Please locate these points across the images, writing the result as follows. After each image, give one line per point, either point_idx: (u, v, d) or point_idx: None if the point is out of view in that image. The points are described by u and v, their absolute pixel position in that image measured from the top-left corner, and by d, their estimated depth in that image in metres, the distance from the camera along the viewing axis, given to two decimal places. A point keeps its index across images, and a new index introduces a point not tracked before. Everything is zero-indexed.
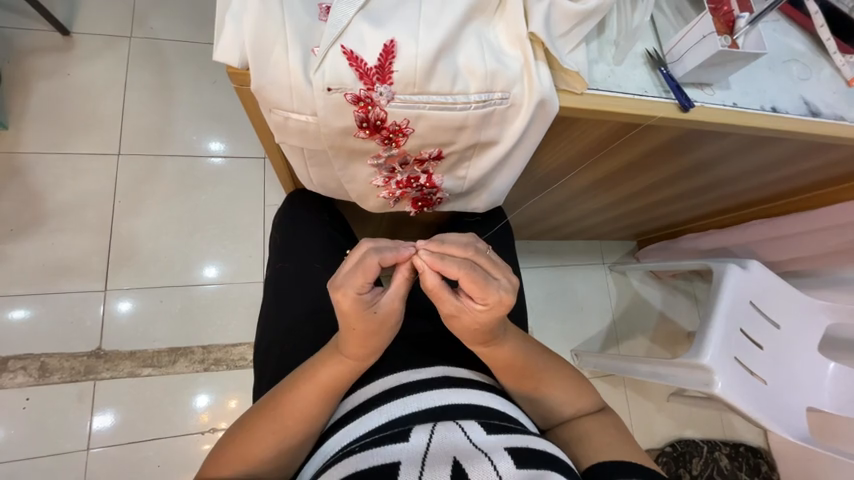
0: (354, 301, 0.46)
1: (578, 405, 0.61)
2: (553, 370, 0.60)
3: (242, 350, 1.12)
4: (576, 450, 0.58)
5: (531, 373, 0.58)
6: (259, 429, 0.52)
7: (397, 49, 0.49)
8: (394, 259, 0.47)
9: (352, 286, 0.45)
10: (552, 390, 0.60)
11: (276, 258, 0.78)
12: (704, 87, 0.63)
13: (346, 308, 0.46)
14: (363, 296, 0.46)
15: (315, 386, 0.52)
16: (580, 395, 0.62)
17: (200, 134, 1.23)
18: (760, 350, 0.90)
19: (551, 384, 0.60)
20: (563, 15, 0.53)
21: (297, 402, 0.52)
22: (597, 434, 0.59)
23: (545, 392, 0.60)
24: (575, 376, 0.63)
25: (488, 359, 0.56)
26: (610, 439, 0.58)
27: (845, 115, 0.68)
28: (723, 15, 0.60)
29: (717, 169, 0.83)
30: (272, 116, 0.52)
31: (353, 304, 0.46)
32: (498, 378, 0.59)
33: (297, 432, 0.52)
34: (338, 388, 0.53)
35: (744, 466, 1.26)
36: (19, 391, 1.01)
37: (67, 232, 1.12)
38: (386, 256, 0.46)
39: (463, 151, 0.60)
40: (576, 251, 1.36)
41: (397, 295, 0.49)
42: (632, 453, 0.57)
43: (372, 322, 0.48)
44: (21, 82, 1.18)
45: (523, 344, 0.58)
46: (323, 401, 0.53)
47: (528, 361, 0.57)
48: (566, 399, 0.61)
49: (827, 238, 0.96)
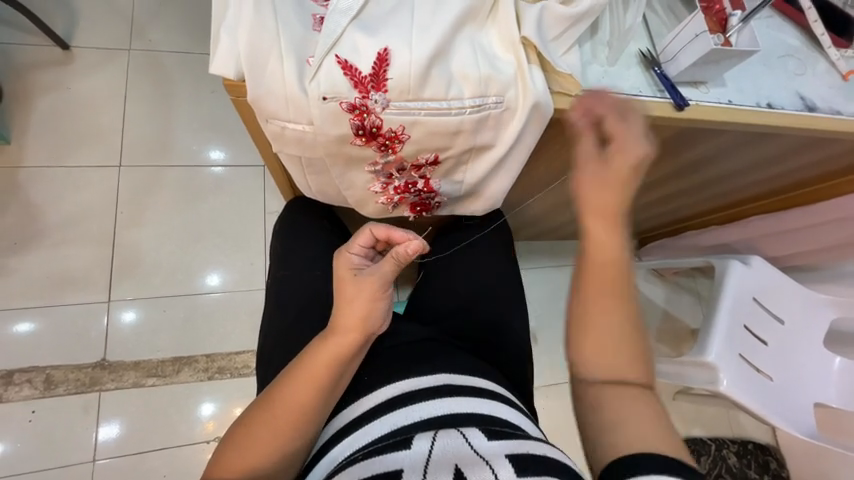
0: (346, 262, 0.57)
1: (617, 364, 0.53)
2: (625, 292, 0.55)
3: (245, 357, 1.12)
4: (606, 425, 0.50)
5: (611, 267, 0.55)
6: (251, 434, 0.52)
7: (391, 56, 0.49)
8: (385, 232, 0.56)
9: (350, 246, 0.58)
10: (602, 311, 0.54)
11: (276, 265, 0.78)
12: (699, 85, 0.64)
13: (340, 271, 0.57)
14: (354, 259, 0.57)
15: (303, 381, 0.53)
16: (620, 353, 0.53)
17: (201, 143, 1.24)
18: (765, 346, 0.90)
19: (597, 297, 0.54)
20: (556, 19, 0.54)
21: (292, 399, 0.53)
22: (633, 413, 0.50)
23: (589, 317, 0.54)
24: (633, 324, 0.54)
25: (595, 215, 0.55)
26: (648, 419, 0.49)
27: (843, 109, 0.68)
28: (715, 13, 0.59)
29: (717, 166, 0.82)
30: (270, 126, 0.52)
31: (345, 263, 0.57)
32: (584, 259, 0.56)
33: (286, 429, 0.52)
34: (328, 381, 0.54)
35: (753, 463, 1.26)
36: (25, 404, 1.02)
37: (70, 243, 1.13)
38: (377, 226, 0.56)
39: (459, 156, 0.60)
40: (578, 250, 1.35)
41: (382, 271, 0.54)
42: (659, 435, 0.48)
43: (361, 288, 0.55)
44: (23, 96, 1.19)
45: (619, 237, 0.55)
46: (314, 397, 0.53)
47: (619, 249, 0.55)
48: (604, 346, 0.53)
49: (834, 231, 0.95)
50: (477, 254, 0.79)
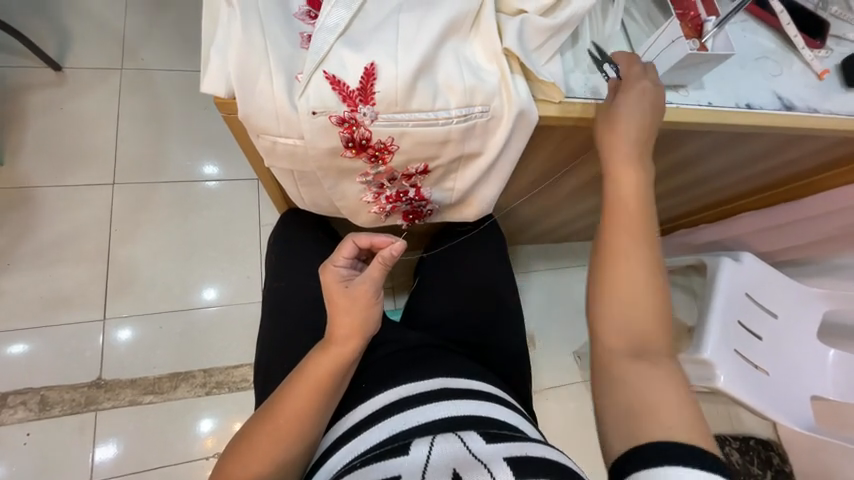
0: (334, 275, 0.58)
1: (645, 342, 0.56)
2: (651, 261, 0.58)
3: (243, 371, 1.12)
4: (632, 414, 0.51)
5: (633, 235, 0.59)
6: (256, 442, 0.53)
7: (378, 71, 0.51)
8: (368, 241, 0.58)
9: (331, 259, 0.59)
10: (634, 295, 0.57)
11: (272, 278, 0.79)
12: (679, 89, 0.65)
13: (328, 284, 0.57)
14: (340, 272, 0.58)
15: (304, 388, 0.54)
16: (639, 317, 0.56)
17: (193, 159, 1.24)
18: (758, 342, 0.92)
19: (627, 266, 0.58)
20: (536, 30, 0.56)
21: (294, 405, 0.54)
22: (652, 390, 0.52)
23: (621, 267, 0.58)
24: (658, 300, 0.57)
25: (618, 192, 0.60)
26: (672, 401, 0.51)
27: (819, 107, 0.70)
28: (690, 20, 0.62)
29: (703, 165, 0.84)
30: (261, 141, 0.54)
31: (332, 276, 0.58)
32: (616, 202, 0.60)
33: (290, 435, 0.53)
34: (332, 386, 0.55)
35: (756, 459, 1.28)
36: (20, 426, 1.02)
37: (65, 263, 1.13)
38: (359, 235, 0.58)
39: (449, 164, 0.61)
40: (572, 253, 1.37)
41: (370, 277, 0.55)
42: (670, 404, 0.51)
43: (354, 297, 0.55)
44: (15, 118, 1.19)
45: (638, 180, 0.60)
46: (316, 404, 0.54)
47: (644, 227, 0.59)
48: (628, 309, 0.57)
49: (820, 225, 0.98)
50: (470, 257, 0.81)
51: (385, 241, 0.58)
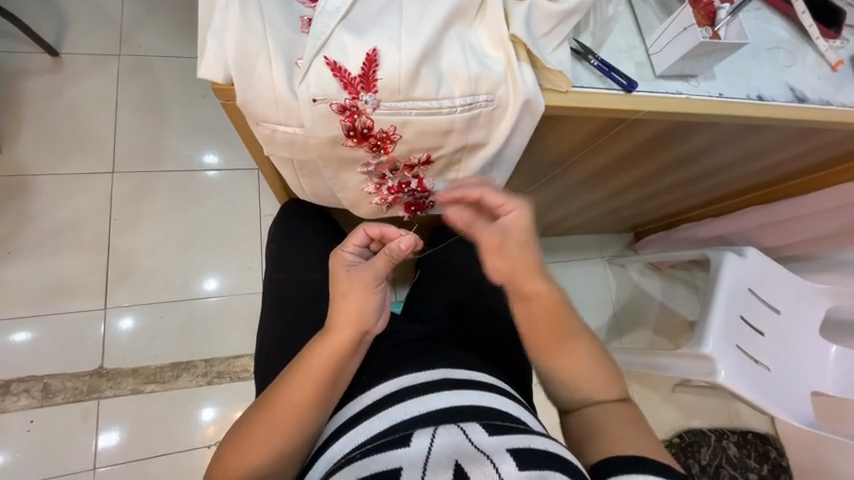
0: (341, 260, 0.57)
1: (598, 396, 0.58)
2: (578, 337, 0.59)
3: (244, 361, 1.12)
4: (597, 445, 0.53)
5: (552, 339, 0.59)
6: (254, 433, 0.52)
7: (380, 57, 0.49)
8: (379, 230, 0.57)
9: (341, 246, 0.59)
10: (570, 368, 0.59)
11: (272, 269, 0.78)
12: (690, 79, 0.64)
13: (335, 269, 0.57)
14: (348, 257, 0.58)
15: (304, 378, 0.53)
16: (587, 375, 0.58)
17: (194, 148, 1.23)
18: (761, 337, 0.91)
19: (564, 350, 0.59)
20: (544, 16, 0.54)
21: (292, 394, 0.53)
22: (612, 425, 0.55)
23: (554, 356, 0.59)
24: (599, 363, 0.59)
25: (526, 302, 0.59)
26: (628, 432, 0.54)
27: (832, 100, 0.68)
28: (703, 7, 0.59)
29: (710, 158, 0.82)
30: (260, 129, 0.52)
31: (339, 261, 0.57)
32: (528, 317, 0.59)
33: (288, 426, 0.52)
34: (331, 378, 0.54)
35: (752, 453, 1.27)
36: (23, 413, 1.02)
37: (65, 251, 1.12)
38: (370, 224, 0.57)
39: (452, 154, 0.60)
40: (575, 246, 1.35)
41: (375, 266, 0.55)
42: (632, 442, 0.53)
43: (354, 282, 0.55)
44: (13, 106, 1.18)
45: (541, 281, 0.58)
46: (315, 395, 0.53)
47: (560, 321, 0.59)
48: (575, 372, 0.59)
49: (828, 220, 0.96)
50: (470, 249, 0.81)
51: (394, 232, 0.57)
